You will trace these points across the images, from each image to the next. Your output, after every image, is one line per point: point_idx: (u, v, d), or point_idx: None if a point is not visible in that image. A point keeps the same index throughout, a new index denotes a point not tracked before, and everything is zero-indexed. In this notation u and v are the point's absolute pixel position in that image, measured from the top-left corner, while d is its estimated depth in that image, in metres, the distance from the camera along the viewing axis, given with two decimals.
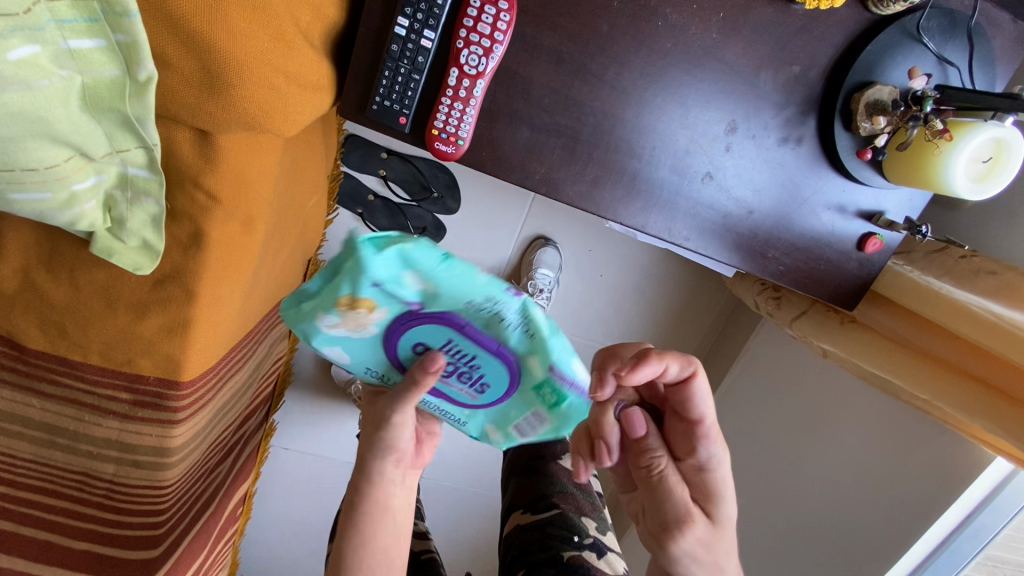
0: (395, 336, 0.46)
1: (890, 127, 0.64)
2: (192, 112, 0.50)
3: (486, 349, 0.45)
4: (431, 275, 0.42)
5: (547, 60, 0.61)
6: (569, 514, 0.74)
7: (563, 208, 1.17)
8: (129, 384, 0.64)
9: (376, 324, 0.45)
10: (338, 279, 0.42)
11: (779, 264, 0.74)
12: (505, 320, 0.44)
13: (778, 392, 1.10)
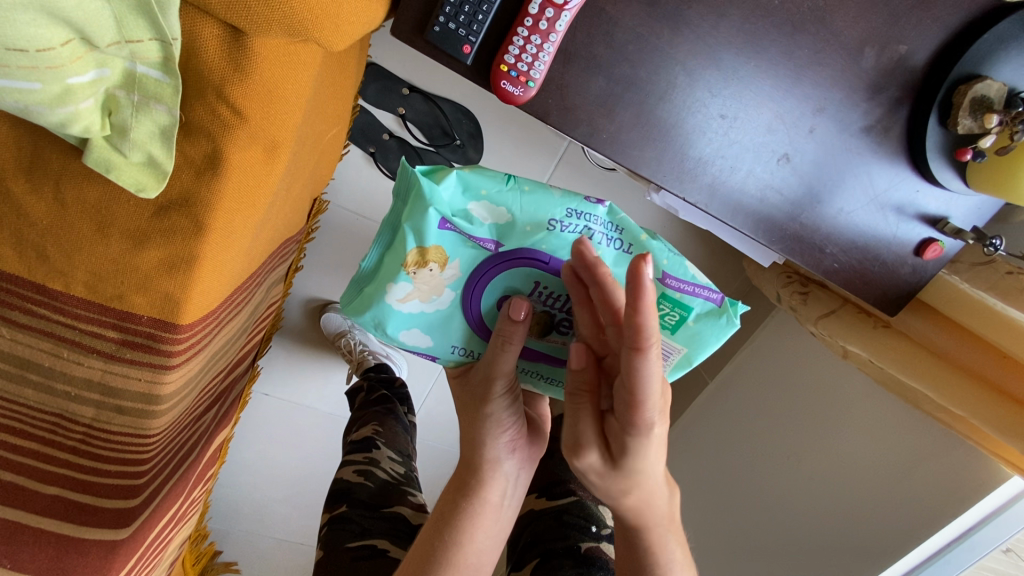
0: (480, 284, 0.51)
1: (999, 128, 0.58)
2: (229, 3, 0.40)
3: None
4: (498, 199, 0.48)
5: (639, 1, 0.54)
6: (587, 502, 0.73)
7: (591, 174, 1.10)
8: (118, 322, 0.56)
9: (452, 276, 0.51)
10: (407, 223, 0.48)
11: (835, 261, 0.69)
12: (595, 234, 0.50)
13: (782, 387, 1.09)
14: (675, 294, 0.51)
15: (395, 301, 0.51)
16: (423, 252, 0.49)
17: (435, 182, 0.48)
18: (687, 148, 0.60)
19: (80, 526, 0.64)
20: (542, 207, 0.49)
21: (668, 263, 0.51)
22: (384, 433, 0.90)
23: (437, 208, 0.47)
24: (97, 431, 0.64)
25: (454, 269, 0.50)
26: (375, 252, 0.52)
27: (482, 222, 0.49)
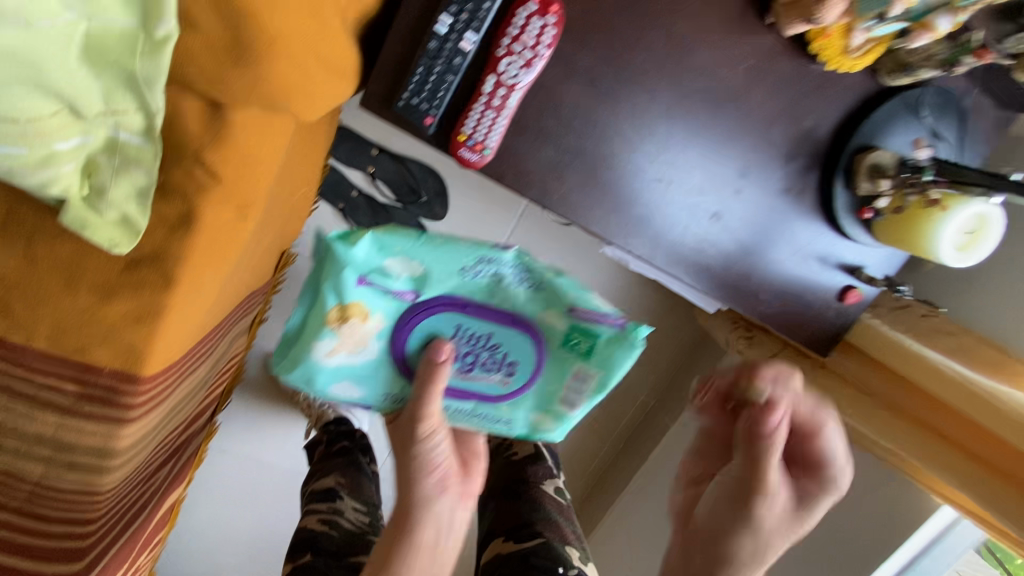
0: (404, 331, 0.54)
1: (891, 191, 0.67)
2: (212, 81, 0.44)
3: (495, 322, 0.54)
4: (409, 253, 0.51)
5: (581, 82, 0.60)
6: (553, 544, 0.74)
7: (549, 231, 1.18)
8: (79, 375, 0.56)
9: (375, 327, 0.53)
10: (326, 285, 0.51)
11: (768, 306, 0.76)
12: (506, 276, 0.53)
13: None
14: (584, 325, 0.54)
15: (323, 356, 0.53)
16: (344, 308, 0.51)
17: (348, 245, 0.50)
18: (628, 206, 0.67)
19: None
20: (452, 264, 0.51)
21: (577, 297, 0.53)
22: (348, 484, 0.89)
23: (351, 268, 0.50)
24: (45, 489, 0.62)
25: (375, 321, 0.53)
26: (295, 314, 0.54)
27: (397, 274, 0.51)
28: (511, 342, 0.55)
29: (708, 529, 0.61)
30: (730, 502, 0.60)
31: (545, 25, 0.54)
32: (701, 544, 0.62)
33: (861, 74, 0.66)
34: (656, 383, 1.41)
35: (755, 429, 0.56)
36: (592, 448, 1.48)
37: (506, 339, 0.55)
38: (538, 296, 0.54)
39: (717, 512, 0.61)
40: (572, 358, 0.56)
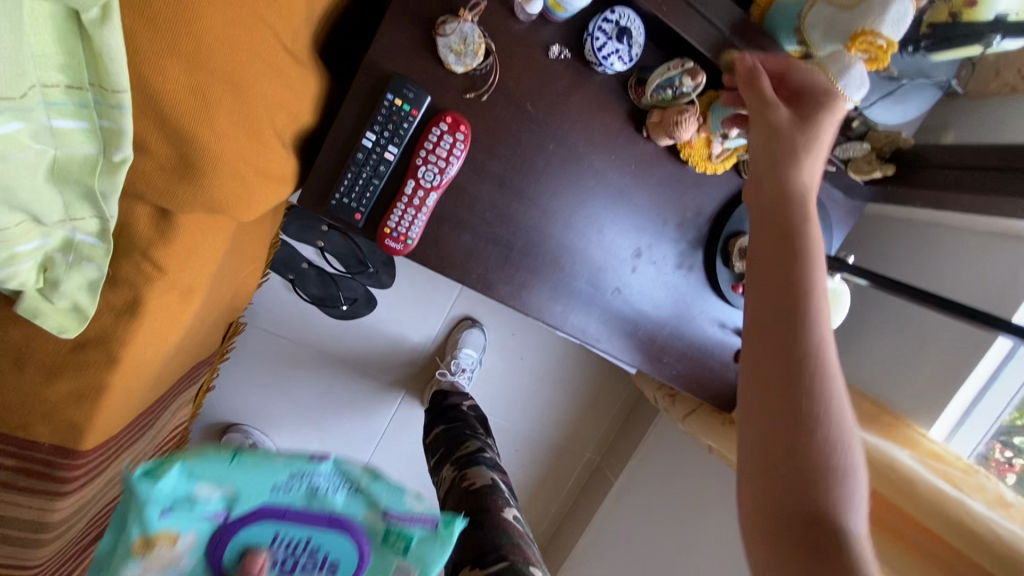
0: (217, 559, 0.40)
1: None
2: (160, 192, 0.52)
3: (319, 527, 0.41)
4: (223, 479, 0.40)
5: (491, 182, 0.72)
6: (519, 565, 0.74)
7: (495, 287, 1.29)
8: (16, 452, 0.60)
9: (188, 562, 0.40)
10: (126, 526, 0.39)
11: (673, 368, 0.86)
12: (323, 487, 0.42)
13: (671, 481, 1.21)
14: (397, 528, 0.42)
15: None
16: (149, 539, 0.39)
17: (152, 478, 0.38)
18: (538, 284, 0.77)
19: None
20: (261, 484, 0.41)
21: (389, 496, 0.43)
22: None
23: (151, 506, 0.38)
24: None
25: (190, 544, 0.40)
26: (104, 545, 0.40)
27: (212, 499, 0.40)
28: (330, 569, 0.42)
29: (787, 387, 0.50)
30: (778, 214, 0.54)
31: (455, 140, 0.65)
32: (784, 289, 0.52)
33: (728, 174, 0.80)
34: (599, 438, 1.48)
35: (814, 110, 0.55)
36: (543, 504, 1.52)
37: (324, 544, 0.42)
38: (351, 510, 0.43)
39: (763, 271, 0.54)
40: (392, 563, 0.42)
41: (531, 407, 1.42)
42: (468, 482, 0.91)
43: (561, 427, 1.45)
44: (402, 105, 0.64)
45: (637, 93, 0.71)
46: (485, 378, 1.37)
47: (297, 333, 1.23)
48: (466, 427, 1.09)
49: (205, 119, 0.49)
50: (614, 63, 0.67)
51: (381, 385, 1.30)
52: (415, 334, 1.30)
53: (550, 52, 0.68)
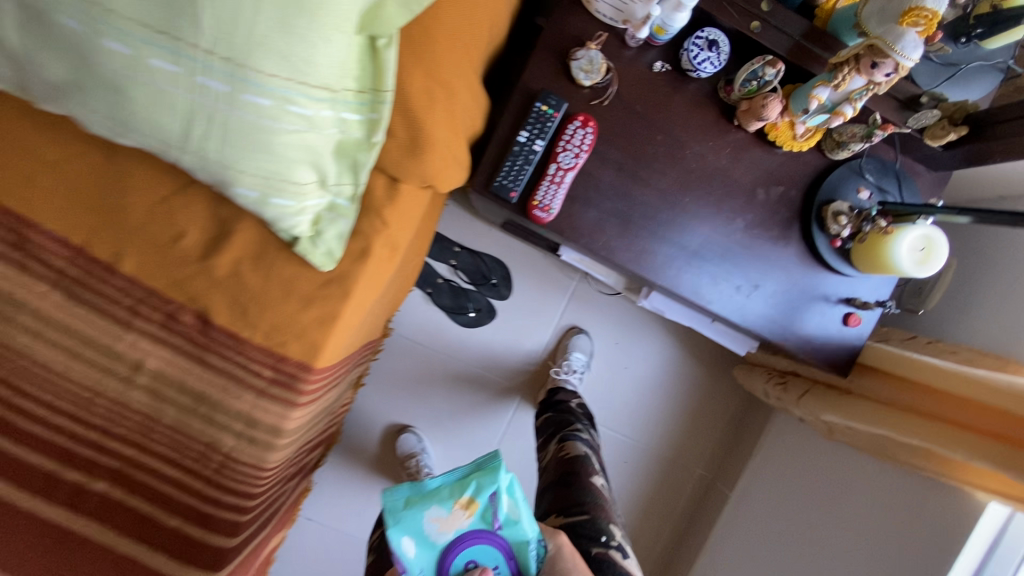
0: (463, 544, 0.83)
1: (850, 225, 0.89)
2: (395, 165, 0.76)
3: (504, 555, 0.83)
4: (516, 504, 0.84)
5: (612, 167, 0.90)
6: (598, 520, 0.95)
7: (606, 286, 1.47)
8: (276, 364, 0.79)
9: (461, 526, 0.83)
10: (466, 480, 0.85)
11: (781, 328, 0.95)
12: (527, 542, 0.83)
13: (799, 483, 1.23)
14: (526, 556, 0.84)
15: (430, 514, 0.83)
16: (470, 499, 0.84)
17: (416, 503, 0.84)
18: (653, 253, 0.92)
19: (205, 531, 0.82)
20: (528, 519, 0.84)
21: (519, 528, 0.83)
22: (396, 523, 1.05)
23: (495, 485, 0.84)
24: (230, 462, 0.81)
25: (466, 520, 0.83)
26: (437, 479, 0.87)
27: (503, 510, 0.83)
28: (475, 551, 0.83)
29: None
30: None
31: (586, 132, 0.87)
32: None
33: (813, 152, 0.92)
34: (709, 452, 1.52)
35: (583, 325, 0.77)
36: (655, 524, 1.54)
37: (478, 555, 0.82)
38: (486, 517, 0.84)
39: None
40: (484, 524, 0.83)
41: (638, 418, 1.50)
42: (564, 451, 1.08)
43: (670, 437, 1.51)
44: (547, 109, 0.86)
45: (726, 92, 0.89)
46: (593, 385, 1.49)
47: (430, 341, 1.43)
48: (571, 414, 1.21)
49: (429, 111, 0.73)
50: (707, 68, 0.87)
51: (501, 389, 1.45)
52: (528, 343, 1.46)
53: (653, 67, 0.89)
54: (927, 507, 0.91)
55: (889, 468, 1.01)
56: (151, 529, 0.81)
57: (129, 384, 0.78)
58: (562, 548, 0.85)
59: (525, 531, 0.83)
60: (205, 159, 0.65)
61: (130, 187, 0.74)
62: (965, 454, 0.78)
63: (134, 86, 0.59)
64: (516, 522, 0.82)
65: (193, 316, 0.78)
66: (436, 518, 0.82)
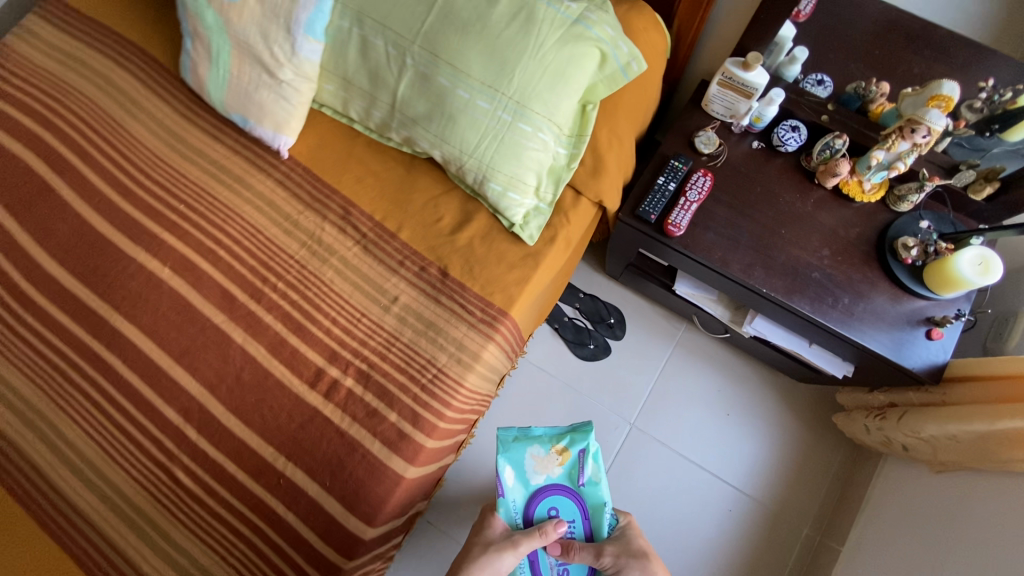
0: (551, 489, 1.14)
1: (917, 245, 1.16)
2: (581, 184, 1.17)
3: (581, 511, 1.13)
4: (598, 470, 1.14)
5: (724, 206, 1.26)
6: None
7: (708, 338, 1.71)
8: (485, 307, 1.13)
9: (553, 472, 1.14)
10: (563, 437, 1.17)
11: (870, 335, 1.17)
12: (603, 507, 1.13)
13: (916, 521, 1.27)
14: (599, 517, 1.13)
15: (532, 453, 1.16)
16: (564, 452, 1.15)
17: (522, 444, 1.17)
18: (758, 267, 1.21)
19: (413, 429, 1.07)
20: (603, 488, 1.13)
21: (595, 492, 1.13)
22: None
23: (583, 449, 1.15)
24: (441, 377, 1.10)
25: (558, 469, 1.14)
26: (541, 429, 1.19)
27: (589, 472, 1.14)
28: (557, 499, 1.14)
29: None
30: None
31: (705, 179, 1.25)
32: None
33: (880, 205, 1.24)
34: (816, 511, 1.55)
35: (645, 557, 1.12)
36: None
37: (560, 503, 1.13)
38: (573, 474, 1.14)
39: None
40: (571, 479, 1.14)
41: (741, 466, 1.61)
42: None
43: (773, 489, 1.58)
44: (677, 165, 1.27)
45: (806, 160, 1.26)
46: (695, 427, 1.64)
47: (555, 369, 1.70)
48: None
49: (607, 151, 1.15)
50: (791, 145, 1.26)
51: (611, 422, 1.66)
52: (637, 382, 1.68)
53: (752, 145, 1.30)
54: None
55: (1005, 480, 1.09)
56: (375, 421, 1.08)
57: (386, 312, 1.14)
58: (629, 525, 1.13)
59: (601, 497, 1.13)
60: (480, 164, 1.09)
61: (417, 188, 1.20)
62: None
63: (461, 114, 1.05)
64: (595, 484, 1.13)
65: (436, 270, 1.15)
66: (534, 459, 1.15)
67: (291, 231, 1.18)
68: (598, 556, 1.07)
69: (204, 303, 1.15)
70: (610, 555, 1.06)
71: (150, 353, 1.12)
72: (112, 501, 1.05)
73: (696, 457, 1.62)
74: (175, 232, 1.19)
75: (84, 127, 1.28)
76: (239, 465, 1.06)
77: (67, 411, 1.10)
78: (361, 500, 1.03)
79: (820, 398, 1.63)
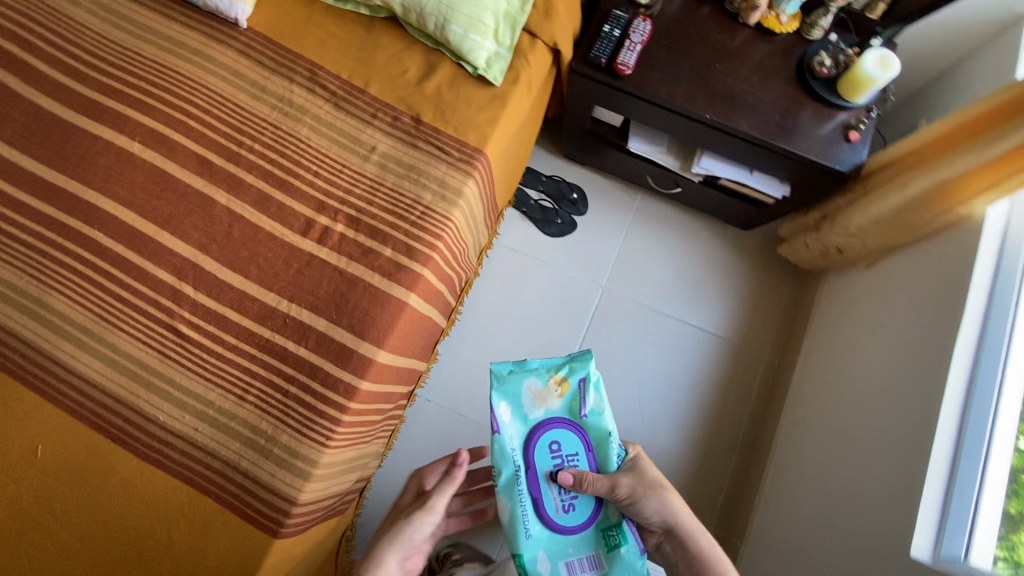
0: (548, 423, 0.95)
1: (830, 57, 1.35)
2: (534, 27, 1.25)
3: (584, 447, 0.96)
4: (602, 399, 0.97)
5: (664, 49, 1.38)
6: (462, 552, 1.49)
7: (664, 202, 1.85)
8: (461, 147, 1.19)
9: (551, 405, 0.96)
10: (561, 365, 0.98)
11: (801, 143, 1.32)
12: (608, 441, 0.96)
13: (854, 312, 1.48)
14: (604, 454, 0.96)
15: (528, 384, 0.96)
16: (562, 381, 0.97)
17: (513, 372, 0.96)
18: (700, 98, 1.35)
19: (408, 261, 1.13)
20: (605, 416, 0.97)
21: (599, 427, 0.97)
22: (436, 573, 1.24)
23: (584, 376, 0.97)
24: (428, 212, 1.16)
25: (556, 402, 0.96)
26: (536, 361, 0.98)
27: (592, 404, 0.97)
28: (559, 434, 0.95)
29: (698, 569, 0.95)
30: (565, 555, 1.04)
31: (646, 23, 1.36)
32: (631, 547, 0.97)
33: (797, 35, 1.40)
34: (774, 336, 1.75)
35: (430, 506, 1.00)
36: (736, 406, 1.70)
37: (558, 440, 0.95)
38: (572, 408, 0.97)
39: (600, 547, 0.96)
40: (571, 412, 0.96)
41: (706, 309, 1.77)
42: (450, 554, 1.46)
43: (736, 323, 1.75)
44: (619, 14, 1.38)
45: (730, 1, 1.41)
46: (661, 282, 1.79)
47: (528, 248, 1.79)
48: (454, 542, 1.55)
49: None
50: None
51: (584, 288, 1.77)
52: (604, 251, 1.80)
53: None
54: (951, 247, 1.19)
55: (920, 247, 1.30)
56: (370, 258, 1.13)
57: (365, 161, 1.18)
58: (639, 455, 0.99)
59: (606, 428, 0.96)
60: (440, 6, 1.17)
61: (379, 46, 1.24)
62: (963, 162, 1.09)
63: None
64: (600, 413, 0.96)
65: (410, 118, 1.20)
66: (531, 391, 0.96)
67: (260, 96, 1.20)
68: (612, 487, 0.91)
69: (181, 170, 1.15)
70: (625, 486, 0.92)
71: (132, 222, 1.11)
72: (116, 363, 1.05)
73: (666, 308, 1.77)
74: (139, 107, 1.18)
75: (21, 17, 1.24)
76: (241, 312, 1.08)
77: (51, 286, 1.07)
78: (369, 326, 1.09)
79: (766, 242, 1.82)
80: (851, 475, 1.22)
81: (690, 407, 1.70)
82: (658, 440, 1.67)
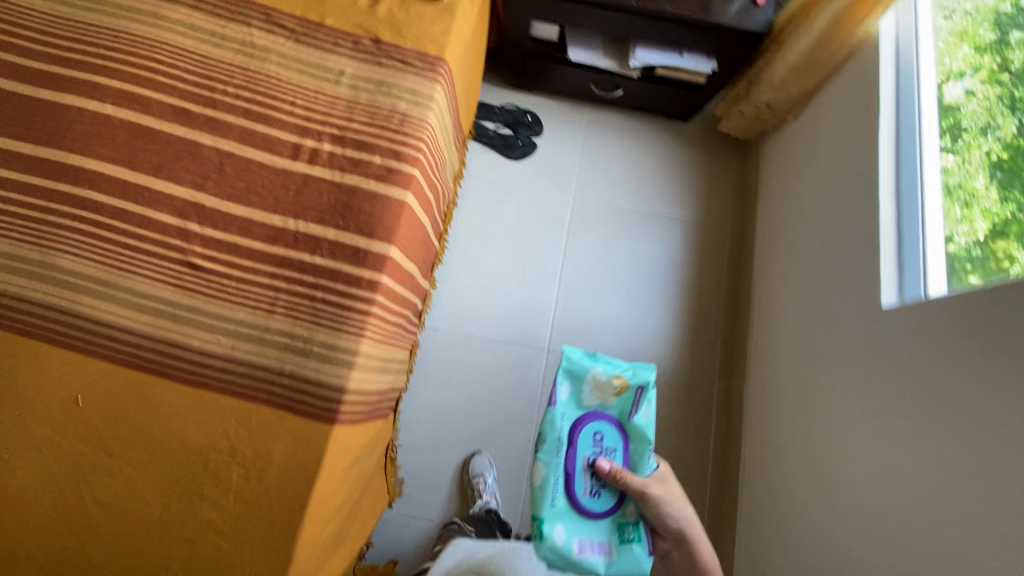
0: (597, 417, 1.02)
1: None
2: None
3: (623, 447, 1.02)
4: (651, 409, 1.02)
5: None
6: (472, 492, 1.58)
7: (610, 111, 2.00)
8: (423, 57, 1.29)
9: (607, 401, 1.03)
10: (626, 367, 1.05)
11: (719, 12, 1.49)
12: (648, 449, 1.01)
13: (792, 159, 1.66)
14: (639, 458, 1.01)
15: (595, 373, 1.04)
16: (624, 382, 1.03)
17: (585, 363, 1.04)
18: None
19: (397, 162, 1.21)
20: (649, 427, 1.02)
21: (640, 436, 1.02)
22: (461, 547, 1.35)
23: (643, 382, 1.03)
24: (406, 117, 1.24)
25: (613, 400, 1.03)
26: (606, 359, 1.06)
27: (643, 413, 1.02)
28: (605, 426, 1.02)
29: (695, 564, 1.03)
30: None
31: None
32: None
33: None
34: (732, 208, 1.93)
35: None
36: (713, 276, 1.87)
37: (601, 434, 1.02)
38: (622, 409, 1.03)
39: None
40: (621, 414, 1.03)
41: (668, 198, 1.93)
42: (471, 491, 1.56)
43: (697, 204, 1.92)
44: None
45: None
46: (624, 181, 1.93)
47: (496, 175, 1.89)
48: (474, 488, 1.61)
49: None
50: None
51: (556, 201, 1.89)
52: (566, 164, 1.93)
53: None
54: (857, 67, 1.38)
55: (833, 80, 1.48)
56: (362, 167, 1.19)
57: (337, 84, 1.25)
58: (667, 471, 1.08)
59: (649, 436, 1.01)
60: None
61: None
62: None
63: None
64: (647, 421, 1.01)
65: (370, 40, 1.29)
66: (596, 380, 1.03)
67: (222, 43, 1.25)
68: (645, 483, 0.99)
69: (161, 121, 1.19)
70: (655, 487, 0.99)
71: (123, 175, 1.14)
72: (139, 306, 1.07)
73: (633, 203, 1.91)
74: (104, 72, 1.20)
75: None
76: (251, 238, 1.13)
77: (56, 248, 1.09)
78: (377, 226, 1.16)
79: (706, 129, 2.00)
80: (823, 283, 1.40)
81: (674, 286, 1.85)
82: (652, 321, 1.81)
